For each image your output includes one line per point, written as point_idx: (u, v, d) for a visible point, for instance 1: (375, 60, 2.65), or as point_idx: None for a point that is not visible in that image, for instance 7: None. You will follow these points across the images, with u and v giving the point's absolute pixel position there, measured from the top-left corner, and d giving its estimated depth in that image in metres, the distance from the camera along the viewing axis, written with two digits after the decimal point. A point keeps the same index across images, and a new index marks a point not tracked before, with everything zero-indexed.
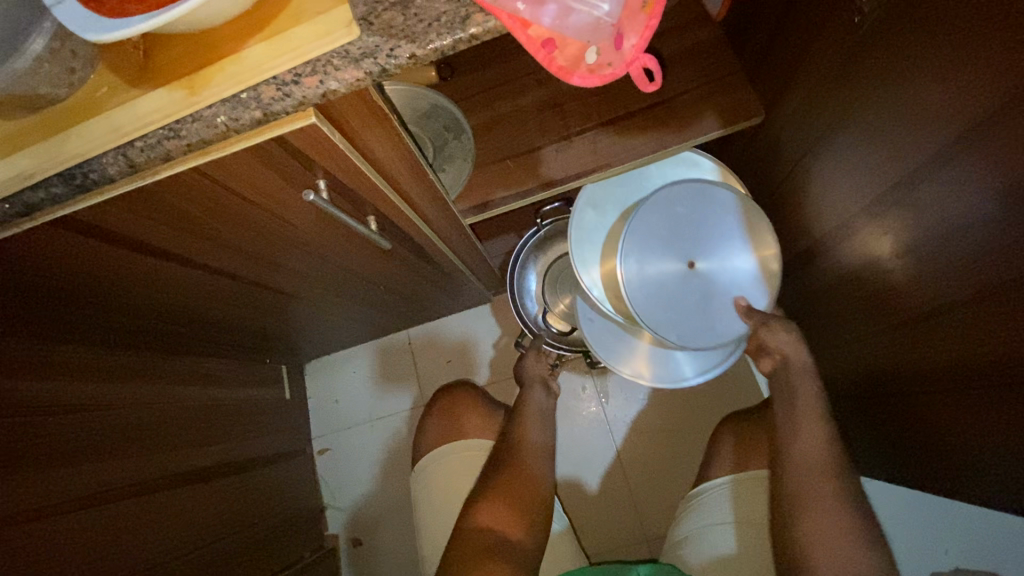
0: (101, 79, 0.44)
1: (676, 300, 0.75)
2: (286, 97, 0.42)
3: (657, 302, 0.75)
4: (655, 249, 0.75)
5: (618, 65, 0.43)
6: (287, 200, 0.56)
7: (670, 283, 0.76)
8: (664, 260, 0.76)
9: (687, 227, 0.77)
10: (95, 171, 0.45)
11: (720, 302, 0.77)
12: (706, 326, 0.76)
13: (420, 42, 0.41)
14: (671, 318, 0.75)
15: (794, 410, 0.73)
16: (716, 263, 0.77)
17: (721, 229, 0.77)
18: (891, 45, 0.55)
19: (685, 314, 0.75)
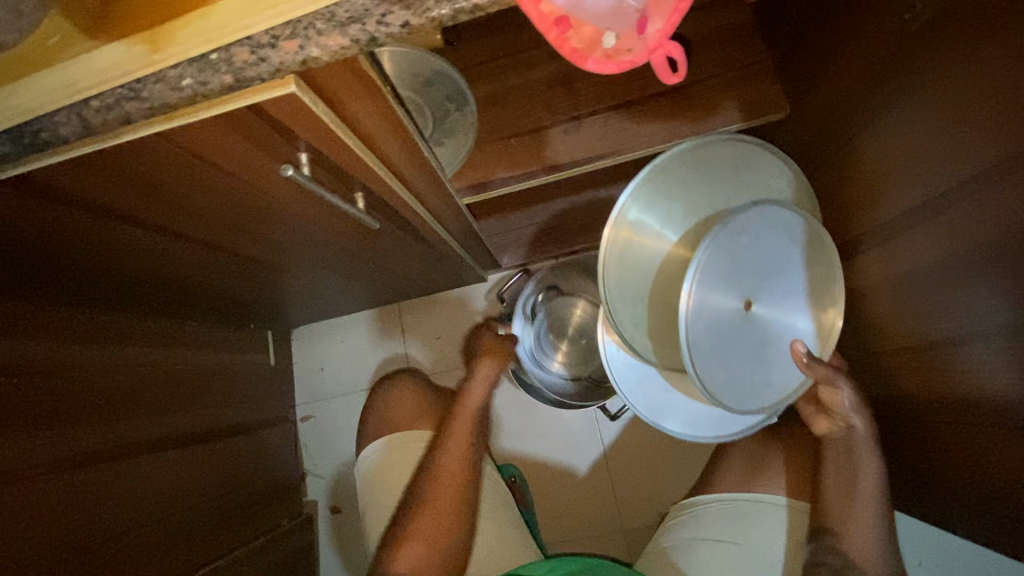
0: (54, 25, 0.39)
1: (736, 350, 0.67)
2: (262, 62, 0.37)
3: (718, 364, 0.65)
4: (717, 293, 0.64)
5: (639, 52, 0.38)
6: (266, 172, 0.52)
7: (729, 325, 0.66)
8: (725, 300, 0.65)
9: (750, 261, 0.65)
10: (46, 131, 0.40)
11: (774, 350, 0.69)
12: (761, 380, 0.69)
13: (416, 9, 0.36)
14: (726, 367, 0.66)
15: (853, 486, 0.73)
16: (772, 304, 0.68)
17: (783, 264, 0.68)
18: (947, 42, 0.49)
19: (742, 369, 0.67)
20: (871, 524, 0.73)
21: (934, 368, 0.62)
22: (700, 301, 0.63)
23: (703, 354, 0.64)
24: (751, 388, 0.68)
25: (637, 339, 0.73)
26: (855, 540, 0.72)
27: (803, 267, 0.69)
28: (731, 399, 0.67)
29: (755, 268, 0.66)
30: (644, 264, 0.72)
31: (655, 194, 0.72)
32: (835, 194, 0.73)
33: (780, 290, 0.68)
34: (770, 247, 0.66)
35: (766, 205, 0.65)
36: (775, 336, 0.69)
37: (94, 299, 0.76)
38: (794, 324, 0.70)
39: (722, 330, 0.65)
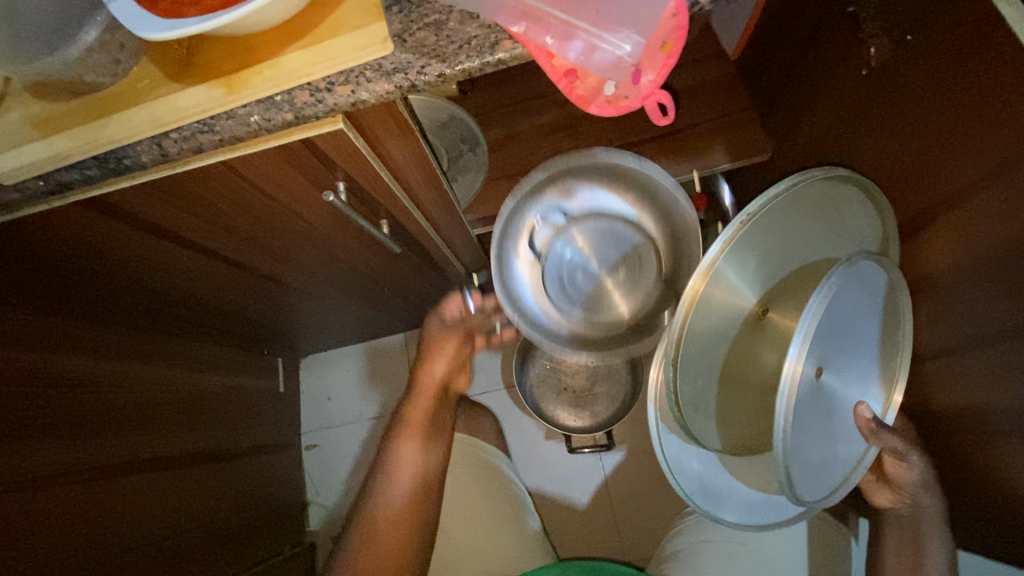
0: (144, 71, 0.47)
1: (806, 428, 0.57)
2: (319, 102, 0.45)
3: (791, 450, 0.56)
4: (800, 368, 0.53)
5: (634, 98, 0.45)
6: (304, 197, 0.58)
7: (803, 403, 0.56)
8: (805, 375, 0.54)
9: (831, 329, 0.55)
10: (128, 158, 0.47)
11: (846, 427, 0.63)
12: (831, 460, 0.62)
13: (450, 62, 0.43)
14: (796, 449, 0.56)
15: (918, 564, 0.65)
16: (843, 373, 0.59)
17: (863, 331, 0.60)
18: (898, 91, 0.55)
19: (812, 451, 0.59)
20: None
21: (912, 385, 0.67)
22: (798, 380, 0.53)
23: (779, 442, 0.53)
24: (817, 468, 0.60)
25: (693, 418, 0.64)
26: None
27: (875, 331, 0.61)
28: (804, 485, 0.59)
29: (836, 337, 0.56)
30: (712, 333, 0.63)
31: (740, 246, 0.61)
32: None
33: (852, 359, 0.60)
34: (849, 310, 0.57)
35: (849, 262, 0.56)
36: (849, 411, 0.62)
37: (128, 317, 0.82)
38: (861, 392, 0.63)
39: (797, 409, 0.55)
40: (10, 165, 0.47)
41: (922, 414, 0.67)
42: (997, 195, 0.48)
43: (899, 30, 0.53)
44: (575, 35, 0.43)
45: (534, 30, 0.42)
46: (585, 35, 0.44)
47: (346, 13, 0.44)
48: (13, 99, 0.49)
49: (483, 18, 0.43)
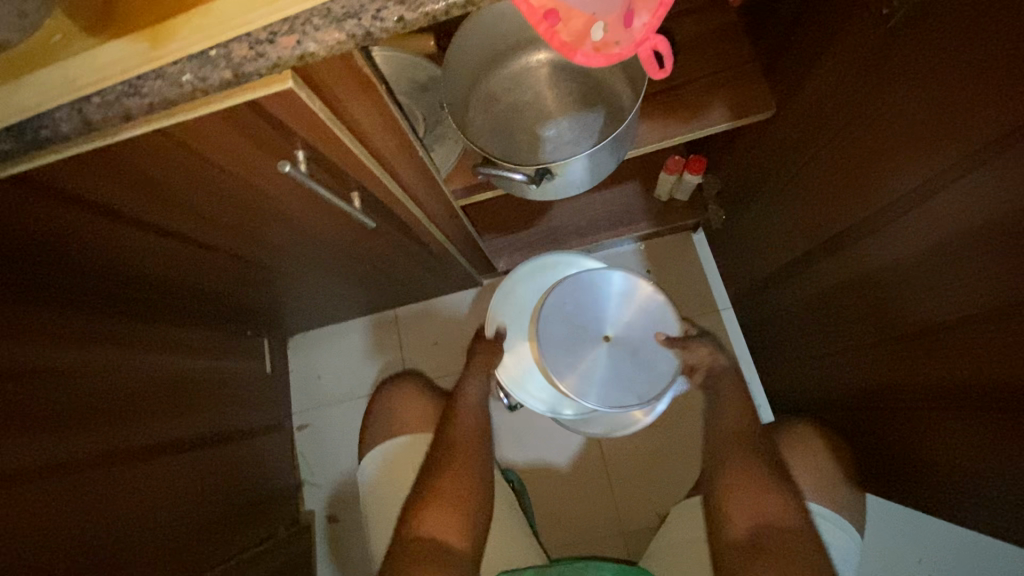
0: (59, 25, 0.40)
1: (617, 368, 0.85)
2: (260, 57, 0.38)
3: (613, 386, 0.84)
4: (572, 349, 0.85)
5: (626, 44, 0.39)
6: (258, 169, 0.52)
7: (597, 360, 0.85)
8: (584, 347, 0.85)
9: (582, 313, 0.87)
10: (46, 128, 0.41)
11: (648, 342, 0.86)
12: (656, 373, 0.84)
13: (410, 5, 0.37)
14: (617, 385, 0.84)
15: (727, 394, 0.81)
16: (623, 325, 0.86)
17: (617, 298, 0.87)
18: (948, 29, 0.49)
19: (633, 374, 0.84)
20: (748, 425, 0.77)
21: (922, 356, 0.64)
22: (565, 364, 0.85)
23: (592, 390, 0.84)
24: (651, 382, 0.84)
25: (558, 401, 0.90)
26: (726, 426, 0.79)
27: (636, 289, 0.87)
28: (643, 397, 0.83)
29: (591, 315, 0.87)
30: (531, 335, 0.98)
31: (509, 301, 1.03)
32: (814, 194, 0.74)
33: (624, 315, 0.87)
34: (593, 298, 0.87)
35: (570, 279, 0.87)
36: (645, 342, 0.86)
37: (96, 303, 0.77)
38: (655, 322, 0.86)
39: (595, 366, 0.85)
40: None
41: (937, 386, 0.64)
42: None
43: None
44: None
45: None
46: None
47: None
48: None
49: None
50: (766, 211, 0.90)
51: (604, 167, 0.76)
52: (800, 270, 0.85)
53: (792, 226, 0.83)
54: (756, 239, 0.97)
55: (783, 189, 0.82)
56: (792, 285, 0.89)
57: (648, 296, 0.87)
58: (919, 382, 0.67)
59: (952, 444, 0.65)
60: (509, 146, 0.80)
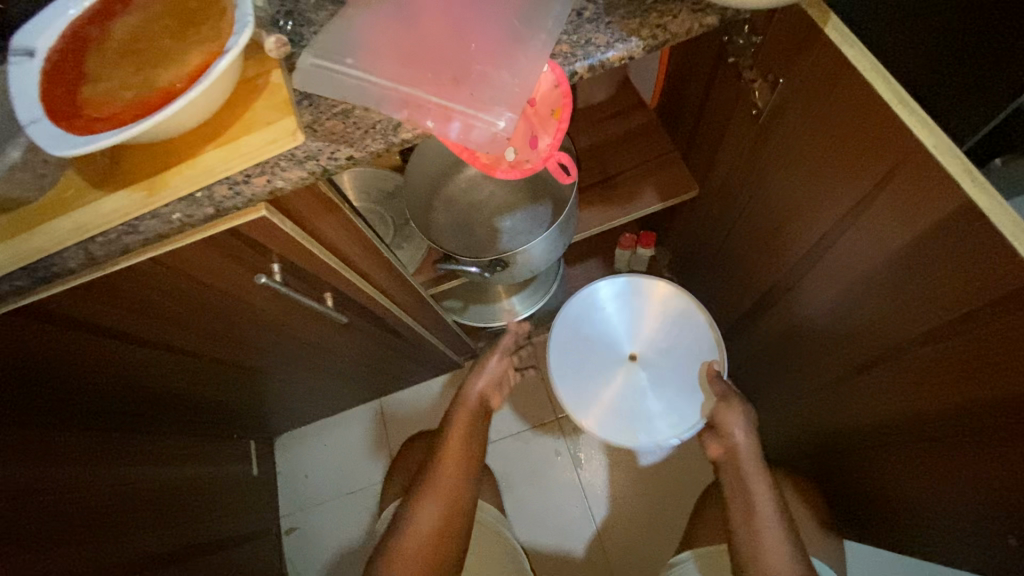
0: (70, 182, 0.48)
1: (637, 393, 0.87)
2: (237, 195, 0.47)
3: (629, 410, 0.87)
4: (596, 361, 0.89)
5: (535, 160, 0.50)
6: (239, 282, 0.59)
7: (618, 379, 0.88)
8: (609, 363, 0.89)
9: (614, 328, 0.90)
10: (57, 265, 0.48)
11: (685, 375, 0.87)
12: (679, 411, 0.85)
13: (358, 146, 0.46)
14: (636, 415, 0.86)
15: (751, 511, 0.70)
16: (654, 348, 0.89)
17: (656, 318, 0.89)
18: (796, 121, 0.56)
19: (650, 404, 0.86)
20: (780, 544, 0.67)
21: (840, 401, 0.69)
22: (582, 382, 0.88)
23: (602, 413, 0.87)
24: (674, 416, 0.85)
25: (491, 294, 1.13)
26: (765, 563, 0.66)
27: (673, 318, 0.89)
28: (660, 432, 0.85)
29: (623, 332, 0.90)
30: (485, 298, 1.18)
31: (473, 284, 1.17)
32: (740, 258, 0.83)
33: (660, 339, 0.89)
34: (628, 311, 0.90)
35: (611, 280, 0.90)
36: (682, 377, 0.87)
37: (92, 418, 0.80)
38: (697, 355, 0.87)
39: (615, 384, 0.88)
40: None
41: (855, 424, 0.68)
42: (886, 212, 0.49)
43: (772, 75, 0.57)
44: (453, 115, 0.45)
45: (419, 116, 0.45)
46: (462, 115, 0.46)
47: (258, 112, 0.47)
48: None
49: (375, 112, 0.47)
50: (708, 276, 0.98)
51: (556, 247, 0.84)
52: (744, 327, 0.92)
53: (731, 288, 0.91)
54: (706, 302, 1.05)
55: (717, 255, 0.91)
56: (741, 342, 0.95)
57: (686, 324, 0.89)
58: (842, 425, 0.71)
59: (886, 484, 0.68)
60: (471, 240, 0.89)
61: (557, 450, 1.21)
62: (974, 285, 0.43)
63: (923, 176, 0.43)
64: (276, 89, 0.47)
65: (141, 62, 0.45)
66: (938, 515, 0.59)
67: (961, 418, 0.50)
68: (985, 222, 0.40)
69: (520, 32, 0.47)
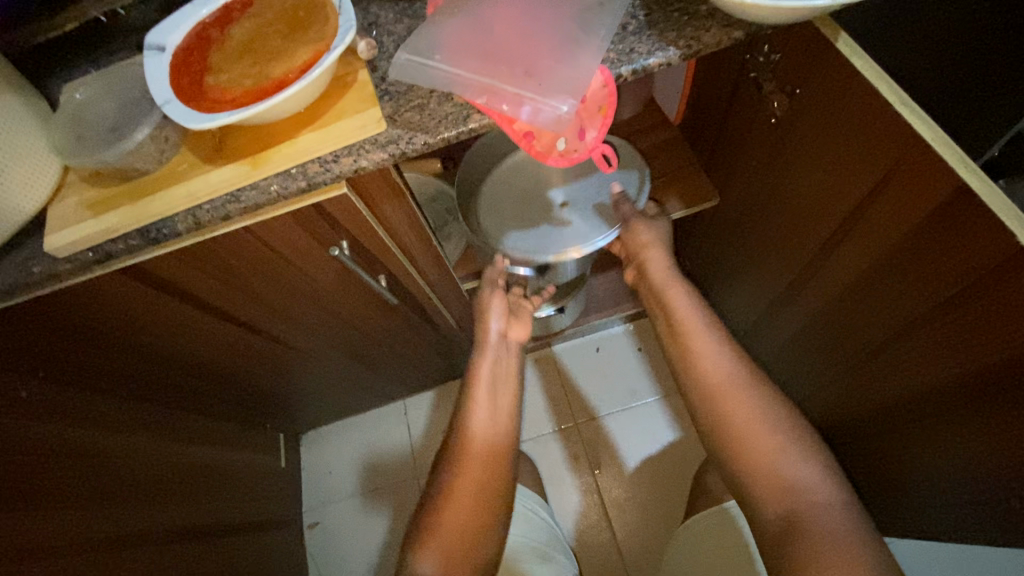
0: (183, 157, 0.57)
1: (569, 235, 0.84)
2: (327, 171, 0.55)
3: (562, 228, 0.84)
4: (528, 234, 0.84)
5: (582, 151, 0.58)
6: (309, 256, 0.67)
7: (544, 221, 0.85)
8: (540, 212, 0.85)
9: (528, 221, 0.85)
10: (166, 228, 0.56)
11: (595, 214, 0.84)
12: (606, 235, 0.82)
13: (432, 133, 0.54)
14: (561, 235, 0.83)
15: (717, 384, 0.63)
16: (574, 192, 0.87)
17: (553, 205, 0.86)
18: (809, 126, 0.63)
19: (580, 232, 0.83)
20: (756, 414, 0.60)
21: (862, 388, 0.73)
22: (512, 232, 0.85)
23: (533, 241, 0.83)
24: (588, 236, 0.83)
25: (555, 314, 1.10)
26: (724, 412, 0.62)
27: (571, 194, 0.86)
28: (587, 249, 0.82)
29: (546, 218, 0.85)
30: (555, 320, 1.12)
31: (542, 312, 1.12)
32: (759, 261, 0.89)
33: (574, 210, 0.85)
34: (534, 206, 0.87)
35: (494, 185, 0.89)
36: (592, 218, 0.84)
37: None
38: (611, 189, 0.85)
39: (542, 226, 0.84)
40: (64, 242, 0.56)
41: (881, 411, 0.72)
42: (892, 203, 0.55)
43: (790, 85, 0.64)
44: (523, 101, 0.53)
45: (495, 100, 0.53)
46: (532, 102, 0.53)
47: (347, 102, 0.55)
48: (69, 188, 0.58)
49: (456, 98, 0.55)
50: (727, 282, 1.04)
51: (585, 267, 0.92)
52: (762, 328, 0.97)
53: (749, 292, 0.97)
54: (725, 308, 1.10)
55: (737, 260, 0.97)
56: (759, 344, 1.00)
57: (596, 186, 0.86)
58: (867, 412, 0.75)
59: (905, 469, 0.71)
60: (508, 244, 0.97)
61: (575, 454, 1.21)
62: (971, 255, 0.49)
63: (923, 165, 0.50)
64: (363, 84, 0.56)
65: (257, 57, 0.53)
66: (956, 489, 0.63)
67: (969, 390, 0.55)
68: (981, 203, 0.46)
69: (577, 38, 0.55)
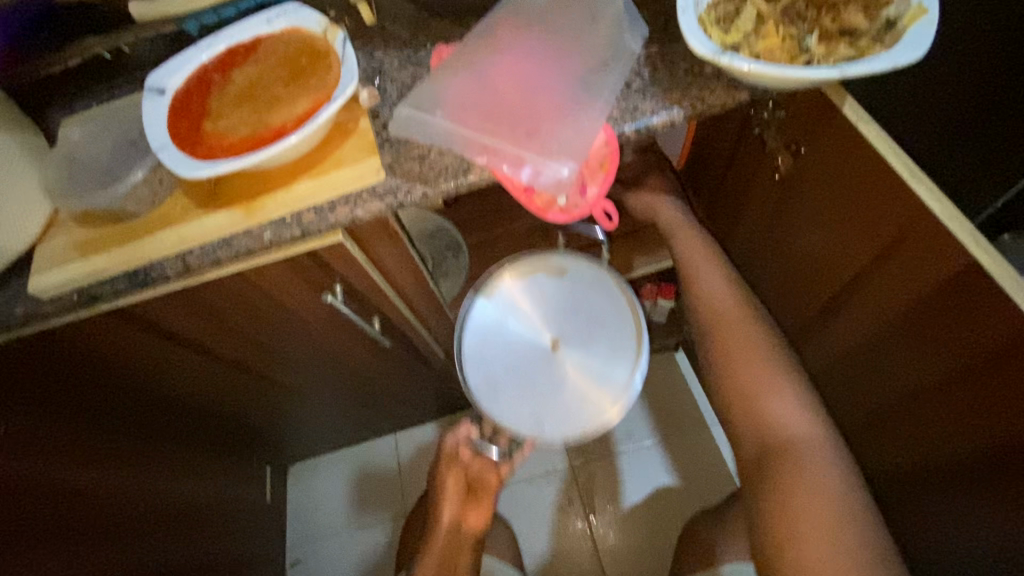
0: (176, 200, 0.55)
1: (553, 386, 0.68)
2: (323, 220, 0.54)
3: (548, 385, 0.68)
4: (506, 381, 0.68)
5: (583, 207, 0.56)
6: (302, 299, 0.65)
7: (529, 364, 0.69)
8: (526, 354, 0.69)
9: (510, 363, 0.69)
10: (156, 272, 0.54)
11: (592, 369, 0.68)
12: (599, 388, 0.67)
13: (431, 185, 0.53)
14: (544, 397, 0.67)
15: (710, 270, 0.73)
16: (572, 334, 0.70)
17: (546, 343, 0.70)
18: (813, 184, 0.62)
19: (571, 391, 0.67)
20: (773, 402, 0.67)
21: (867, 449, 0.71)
22: (484, 382, 0.68)
23: (508, 394, 0.67)
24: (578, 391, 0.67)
25: None
26: (708, 287, 0.72)
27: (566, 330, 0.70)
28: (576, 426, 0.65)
29: (530, 362, 0.69)
30: None
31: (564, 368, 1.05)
32: None
33: (570, 337, 0.70)
34: (519, 341, 0.70)
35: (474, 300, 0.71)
36: (586, 366, 0.68)
37: None
38: (613, 323, 0.70)
39: (527, 375, 0.68)
40: (50, 283, 0.54)
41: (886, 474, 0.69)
42: (900, 267, 0.54)
43: (794, 143, 0.63)
44: (524, 162, 0.52)
45: (497, 160, 0.52)
46: (533, 162, 0.53)
47: (346, 150, 0.55)
48: (59, 226, 0.57)
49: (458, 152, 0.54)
50: None
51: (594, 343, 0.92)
52: None
53: None
54: None
55: None
56: None
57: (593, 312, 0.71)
58: (871, 476, 0.72)
59: None
60: None
61: (569, 499, 1.16)
62: (984, 328, 0.47)
63: (934, 236, 0.49)
64: (363, 133, 0.55)
65: (257, 103, 0.53)
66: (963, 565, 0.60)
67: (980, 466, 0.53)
68: (992, 281, 0.45)
69: (582, 98, 0.54)
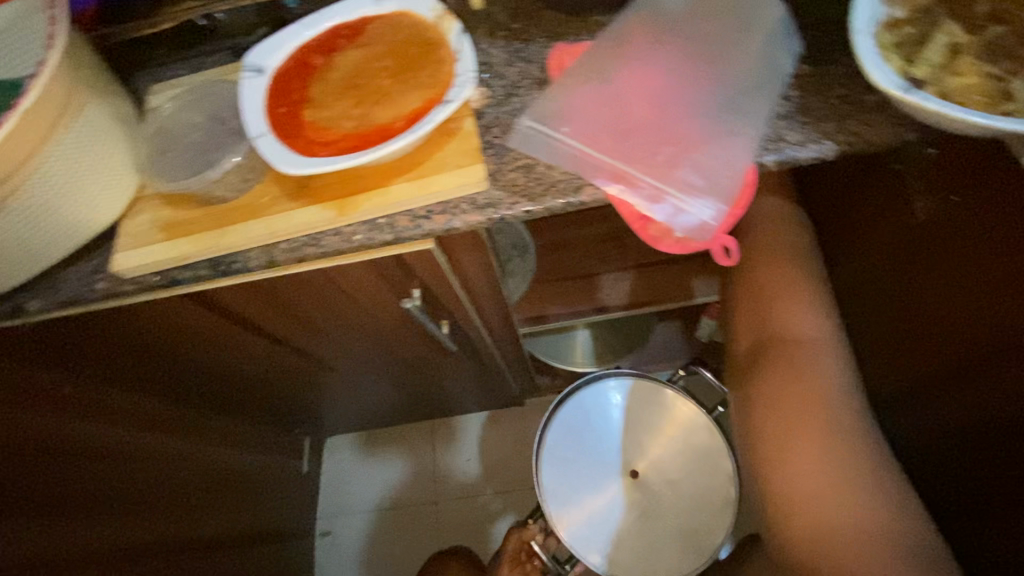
0: (266, 188, 0.53)
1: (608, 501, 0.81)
2: (417, 228, 0.50)
3: (605, 494, 0.81)
4: (579, 473, 0.82)
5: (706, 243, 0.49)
6: (376, 298, 0.62)
7: (601, 473, 0.83)
8: (606, 461, 0.83)
9: (590, 458, 0.83)
10: (238, 262, 0.52)
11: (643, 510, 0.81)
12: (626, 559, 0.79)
13: (538, 201, 0.48)
14: (598, 501, 0.81)
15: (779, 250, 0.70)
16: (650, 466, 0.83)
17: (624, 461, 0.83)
18: (952, 237, 0.53)
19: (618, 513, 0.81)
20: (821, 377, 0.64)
21: None
22: (560, 473, 0.82)
23: (572, 487, 0.81)
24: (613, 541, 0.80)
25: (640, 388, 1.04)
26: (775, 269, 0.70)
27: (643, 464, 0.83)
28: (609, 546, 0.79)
29: (606, 469, 0.83)
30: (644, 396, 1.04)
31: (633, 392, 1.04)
32: None
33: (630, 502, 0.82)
34: (608, 449, 0.83)
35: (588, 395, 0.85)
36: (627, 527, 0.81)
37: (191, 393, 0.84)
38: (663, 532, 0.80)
39: (595, 476, 0.82)
40: (133, 261, 0.53)
41: None
42: None
43: (944, 190, 0.53)
44: (664, 198, 0.48)
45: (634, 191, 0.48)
46: (672, 200, 0.49)
47: (449, 153, 0.50)
48: (146, 203, 0.55)
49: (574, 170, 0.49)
50: None
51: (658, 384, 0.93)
52: None
53: None
54: None
55: None
56: None
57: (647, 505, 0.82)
58: None
59: None
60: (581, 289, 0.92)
61: None
62: None
63: None
64: (468, 135, 0.51)
65: (362, 96, 0.49)
66: None
67: None
68: None
69: (722, 129, 0.49)
